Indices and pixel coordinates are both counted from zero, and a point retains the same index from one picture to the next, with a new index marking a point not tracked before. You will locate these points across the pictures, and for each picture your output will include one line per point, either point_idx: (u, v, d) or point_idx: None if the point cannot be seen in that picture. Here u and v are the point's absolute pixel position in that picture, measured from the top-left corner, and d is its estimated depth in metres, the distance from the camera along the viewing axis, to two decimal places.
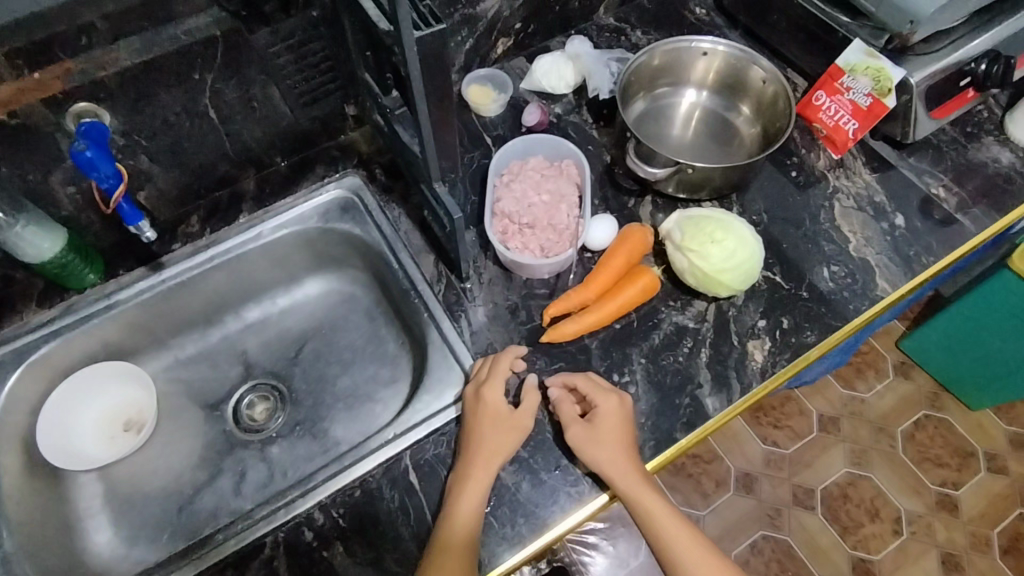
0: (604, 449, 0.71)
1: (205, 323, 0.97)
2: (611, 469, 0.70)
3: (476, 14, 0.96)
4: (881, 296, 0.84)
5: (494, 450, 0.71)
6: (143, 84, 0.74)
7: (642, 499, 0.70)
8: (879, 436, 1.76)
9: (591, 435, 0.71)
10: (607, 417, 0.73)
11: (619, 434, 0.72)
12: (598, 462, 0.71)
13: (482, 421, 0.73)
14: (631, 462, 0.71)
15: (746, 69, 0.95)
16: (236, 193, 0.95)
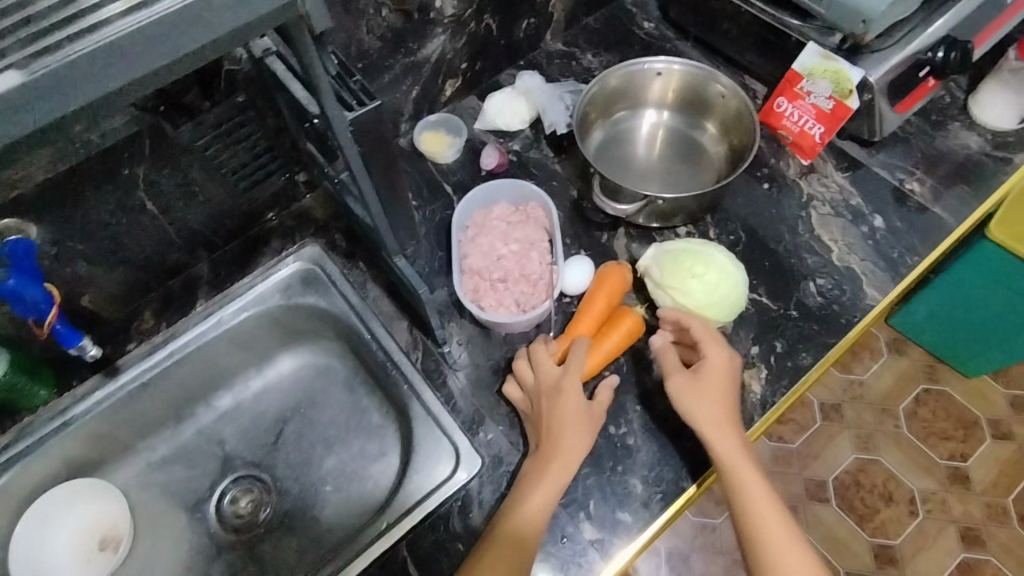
0: (705, 403, 0.68)
1: (174, 420, 0.91)
2: (712, 428, 0.67)
3: (419, 62, 0.93)
4: (871, 305, 0.81)
5: (562, 421, 0.70)
6: (69, 191, 0.69)
7: (740, 474, 0.66)
8: (882, 418, 1.74)
9: (695, 385, 0.69)
10: (711, 370, 0.70)
11: (720, 390, 0.69)
12: (693, 413, 0.68)
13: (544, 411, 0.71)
14: (732, 427, 0.68)
15: (705, 86, 0.92)
16: (191, 280, 0.90)
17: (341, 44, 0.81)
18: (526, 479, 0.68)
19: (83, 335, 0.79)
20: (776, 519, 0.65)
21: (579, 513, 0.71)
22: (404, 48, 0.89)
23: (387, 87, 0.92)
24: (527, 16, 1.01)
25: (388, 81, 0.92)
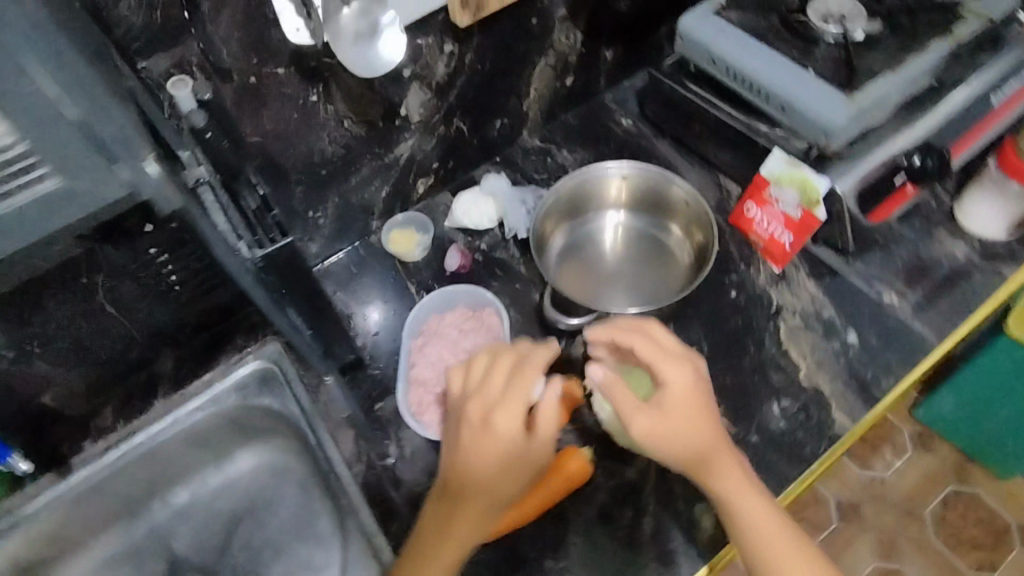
0: (686, 427, 0.63)
1: (130, 515, 0.91)
2: (699, 458, 0.63)
3: (386, 164, 0.94)
4: (838, 432, 0.76)
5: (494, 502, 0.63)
6: (25, 300, 0.71)
7: (747, 515, 0.63)
8: (904, 521, 1.60)
9: (662, 424, 0.63)
10: (674, 399, 0.64)
11: (691, 416, 0.64)
12: (667, 441, 0.62)
13: (478, 454, 0.63)
14: (729, 451, 0.65)
15: (665, 189, 0.92)
16: (154, 375, 0.91)
17: (302, 154, 0.83)
18: (436, 517, 0.64)
19: (15, 450, 0.82)
20: (779, 535, 0.63)
21: None
22: (370, 152, 0.91)
23: (354, 188, 0.93)
24: (500, 116, 1.02)
25: (355, 183, 0.93)
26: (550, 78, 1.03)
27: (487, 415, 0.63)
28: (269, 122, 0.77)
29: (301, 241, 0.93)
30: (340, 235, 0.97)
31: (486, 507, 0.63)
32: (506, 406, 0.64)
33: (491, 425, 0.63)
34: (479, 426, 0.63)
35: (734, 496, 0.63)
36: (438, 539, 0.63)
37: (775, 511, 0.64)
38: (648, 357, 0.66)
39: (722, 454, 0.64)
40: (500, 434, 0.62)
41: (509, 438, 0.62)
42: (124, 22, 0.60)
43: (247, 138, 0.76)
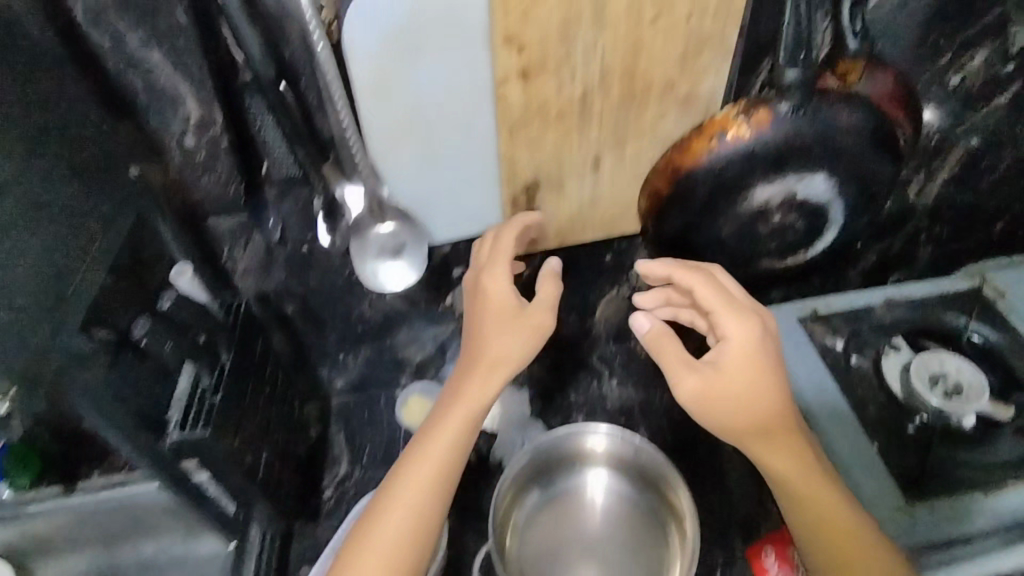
0: (738, 401, 0.58)
1: (103, 544, 1.01)
2: (782, 461, 0.59)
3: (425, 335, 0.97)
4: None
5: (492, 368, 0.62)
6: None
7: (822, 502, 0.58)
8: None
9: (716, 382, 0.58)
10: (734, 360, 0.58)
11: (752, 376, 0.58)
12: (720, 416, 0.58)
13: (482, 363, 0.63)
14: (781, 392, 0.59)
15: (661, 472, 0.81)
16: None
17: (342, 310, 0.90)
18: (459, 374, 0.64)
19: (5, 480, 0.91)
20: (830, 489, 0.59)
21: None
22: (409, 323, 0.94)
23: (388, 346, 0.98)
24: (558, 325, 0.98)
25: (391, 343, 0.97)
26: (621, 308, 0.98)
27: (486, 285, 0.66)
28: (314, 281, 0.85)
29: (328, 374, 0.99)
30: (368, 379, 1.02)
31: (498, 369, 0.62)
32: (506, 263, 0.68)
33: (496, 310, 0.65)
34: (487, 327, 0.64)
35: (798, 483, 0.58)
36: (443, 409, 0.63)
37: (818, 466, 0.59)
38: (715, 308, 0.61)
39: (788, 434, 0.59)
40: (497, 305, 0.65)
41: (515, 350, 0.62)
42: (202, 191, 0.71)
43: (292, 288, 0.84)
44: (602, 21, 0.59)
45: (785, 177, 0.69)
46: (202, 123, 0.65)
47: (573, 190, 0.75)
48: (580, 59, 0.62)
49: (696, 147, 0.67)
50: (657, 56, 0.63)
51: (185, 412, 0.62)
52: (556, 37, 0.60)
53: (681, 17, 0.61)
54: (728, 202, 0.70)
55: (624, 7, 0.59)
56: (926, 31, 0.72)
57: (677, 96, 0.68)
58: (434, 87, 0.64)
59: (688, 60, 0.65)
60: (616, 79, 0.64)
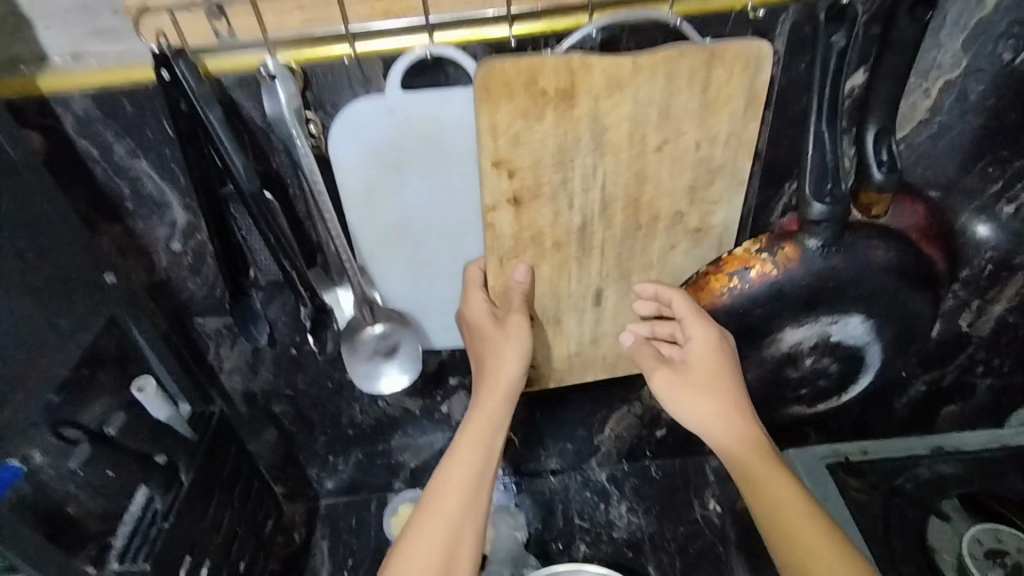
0: (701, 401, 0.59)
1: None
2: (726, 433, 0.58)
3: (420, 442, 0.91)
4: None
5: (496, 383, 0.60)
6: None
7: (761, 474, 0.56)
8: None
9: (682, 377, 0.61)
10: (700, 358, 0.60)
11: (717, 365, 0.59)
12: (688, 413, 0.60)
13: (488, 381, 0.60)
14: (731, 385, 0.59)
15: None
16: None
17: (331, 413, 0.85)
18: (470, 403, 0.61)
19: None
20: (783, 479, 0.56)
21: None
22: (404, 429, 0.89)
23: (380, 450, 0.91)
24: (563, 441, 0.90)
25: (383, 448, 0.91)
26: (633, 425, 0.89)
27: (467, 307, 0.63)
28: (302, 382, 0.81)
29: (317, 475, 0.94)
30: (359, 482, 0.96)
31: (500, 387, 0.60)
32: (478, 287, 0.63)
33: (494, 334, 0.61)
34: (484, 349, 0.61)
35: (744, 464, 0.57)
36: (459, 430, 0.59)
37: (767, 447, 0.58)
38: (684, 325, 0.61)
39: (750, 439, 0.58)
40: (478, 322, 0.62)
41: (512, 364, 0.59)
42: (187, 292, 0.69)
43: (279, 388, 0.81)
44: (601, 147, 0.54)
45: (818, 320, 0.65)
46: (188, 229, 0.65)
47: (573, 326, 0.67)
48: (580, 185, 0.56)
49: (713, 287, 0.63)
50: (664, 186, 0.58)
51: (131, 540, 0.58)
52: (552, 164, 0.55)
53: (689, 144, 0.56)
54: (755, 343, 0.67)
55: (625, 134, 0.54)
56: (979, 153, 0.64)
57: (687, 228, 0.61)
58: (427, 204, 0.62)
59: (697, 192, 0.59)
60: (620, 209, 0.59)
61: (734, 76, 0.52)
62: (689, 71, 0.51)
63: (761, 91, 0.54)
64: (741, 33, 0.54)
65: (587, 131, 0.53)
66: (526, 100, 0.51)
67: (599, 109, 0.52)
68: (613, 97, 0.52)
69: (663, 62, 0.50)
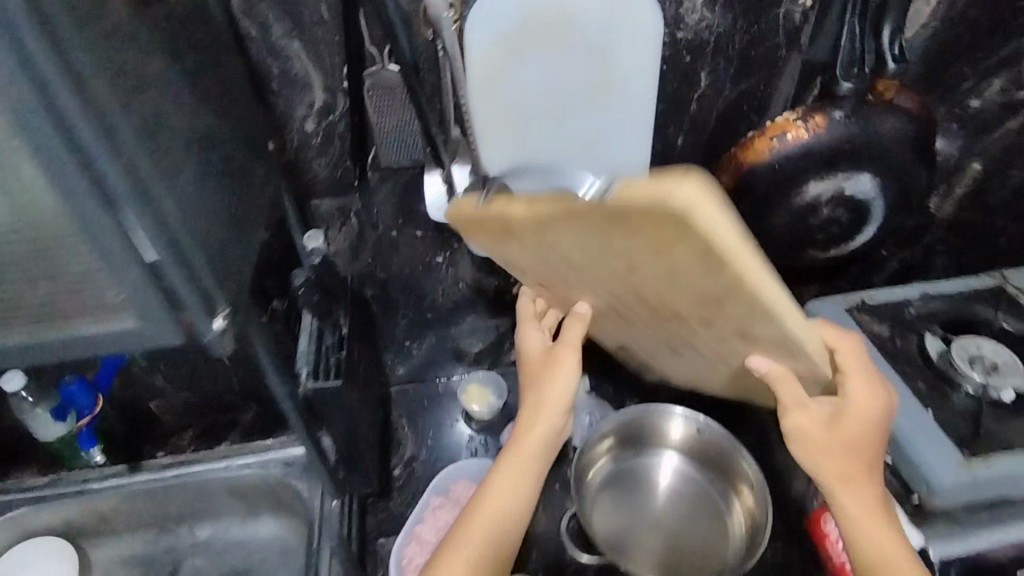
0: (830, 459, 0.60)
1: (160, 528, 1.03)
2: (833, 472, 0.61)
3: (490, 325, 1.03)
4: None
5: (535, 417, 0.66)
6: (177, 379, 0.99)
7: (854, 515, 0.60)
8: None
9: (829, 424, 0.60)
10: (856, 410, 0.61)
11: (863, 433, 0.61)
12: (811, 464, 0.61)
13: (523, 429, 0.67)
14: (858, 463, 0.60)
15: (727, 454, 0.85)
16: (233, 421, 1.05)
17: (415, 296, 0.95)
18: (509, 445, 0.67)
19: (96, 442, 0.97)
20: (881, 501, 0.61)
21: None
22: (477, 312, 1.00)
23: (451, 334, 1.03)
24: None
25: (453, 332, 1.02)
26: None
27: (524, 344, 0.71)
28: (395, 265, 0.90)
29: (392, 361, 1.04)
30: (427, 368, 1.07)
31: (533, 444, 0.66)
32: (534, 326, 0.72)
33: (541, 362, 0.68)
34: (534, 377, 0.69)
35: (856, 518, 0.60)
36: (498, 464, 0.66)
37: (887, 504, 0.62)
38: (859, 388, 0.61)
39: (866, 469, 0.61)
40: (536, 365, 0.69)
41: (566, 385, 0.66)
42: (312, 173, 0.79)
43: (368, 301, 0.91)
44: (575, 261, 0.58)
45: (836, 175, 0.80)
46: (325, 109, 0.73)
47: (676, 366, 0.76)
48: (591, 277, 0.60)
49: (759, 147, 0.79)
50: (674, 300, 0.56)
51: (316, 362, 0.76)
52: (556, 262, 0.60)
53: (652, 275, 0.54)
54: (785, 194, 0.81)
55: (584, 258, 0.56)
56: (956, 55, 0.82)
57: (731, 333, 0.58)
58: (537, 84, 0.73)
59: (715, 311, 0.55)
60: (640, 304, 0.61)
61: (661, 230, 0.47)
62: (690, 261, 0.48)
63: (716, 247, 0.45)
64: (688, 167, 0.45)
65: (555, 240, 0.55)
66: (493, 234, 0.60)
67: (545, 236, 0.55)
68: (551, 230, 0.54)
69: (540, 212, 0.52)
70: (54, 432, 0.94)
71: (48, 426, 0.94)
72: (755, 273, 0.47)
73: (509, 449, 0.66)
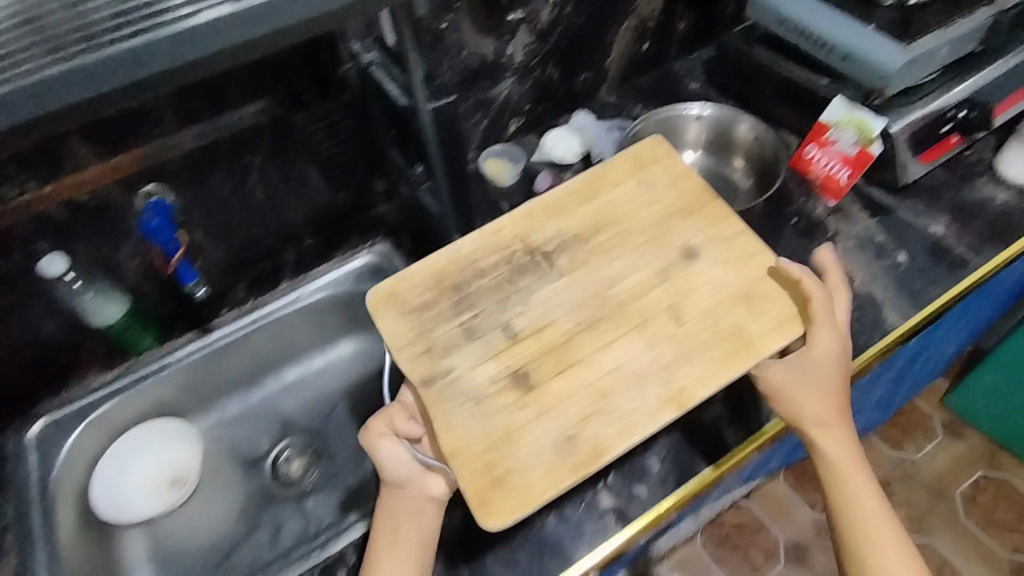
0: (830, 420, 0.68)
1: (248, 384, 1.03)
2: (825, 434, 0.68)
3: (491, 98, 1.08)
4: (891, 328, 0.88)
5: (394, 540, 0.64)
6: (217, 227, 0.93)
7: (851, 480, 0.67)
8: (936, 500, 1.62)
9: (819, 399, 0.68)
10: (840, 431, 0.68)
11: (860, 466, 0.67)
12: (806, 412, 0.68)
13: (405, 504, 0.65)
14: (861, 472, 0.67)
15: (732, 129, 1.00)
16: (279, 264, 1.04)
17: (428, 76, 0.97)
18: (382, 522, 0.66)
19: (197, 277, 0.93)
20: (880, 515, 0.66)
21: (598, 482, 0.78)
22: (481, 84, 1.05)
23: (460, 116, 1.07)
24: (586, 69, 1.15)
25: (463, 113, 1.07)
26: (631, 39, 1.16)
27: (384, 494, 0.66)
28: None
29: None
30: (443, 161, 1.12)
31: (419, 508, 0.65)
32: (409, 467, 0.64)
33: (410, 475, 0.64)
34: (392, 486, 0.65)
35: (862, 500, 0.67)
36: (386, 524, 0.65)
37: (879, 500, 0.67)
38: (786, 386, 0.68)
39: (857, 466, 0.68)
40: (410, 494, 0.65)
41: (430, 522, 0.65)
42: None
43: (449, 106, 1.01)
44: (479, 414, 0.61)
45: None
46: None
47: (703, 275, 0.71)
48: (521, 311, 0.67)
49: None
50: (557, 409, 0.61)
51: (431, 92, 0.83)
52: (494, 309, 0.67)
53: (525, 468, 0.59)
54: None
55: (490, 433, 0.60)
56: None
57: (635, 389, 0.62)
58: None
59: (582, 433, 0.60)
60: (575, 436, 0.60)
61: (508, 491, 0.58)
62: (574, 400, 0.62)
63: (540, 480, 0.58)
64: (500, 485, 0.58)
65: (472, 350, 0.65)
66: (413, 319, 0.66)
67: (451, 404, 0.62)
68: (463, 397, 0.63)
69: (436, 413, 0.62)
70: (114, 311, 0.90)
71: (108, 308, 0.89)
72: (582, 465, 0.59)
73: (389, 496, 0.66)
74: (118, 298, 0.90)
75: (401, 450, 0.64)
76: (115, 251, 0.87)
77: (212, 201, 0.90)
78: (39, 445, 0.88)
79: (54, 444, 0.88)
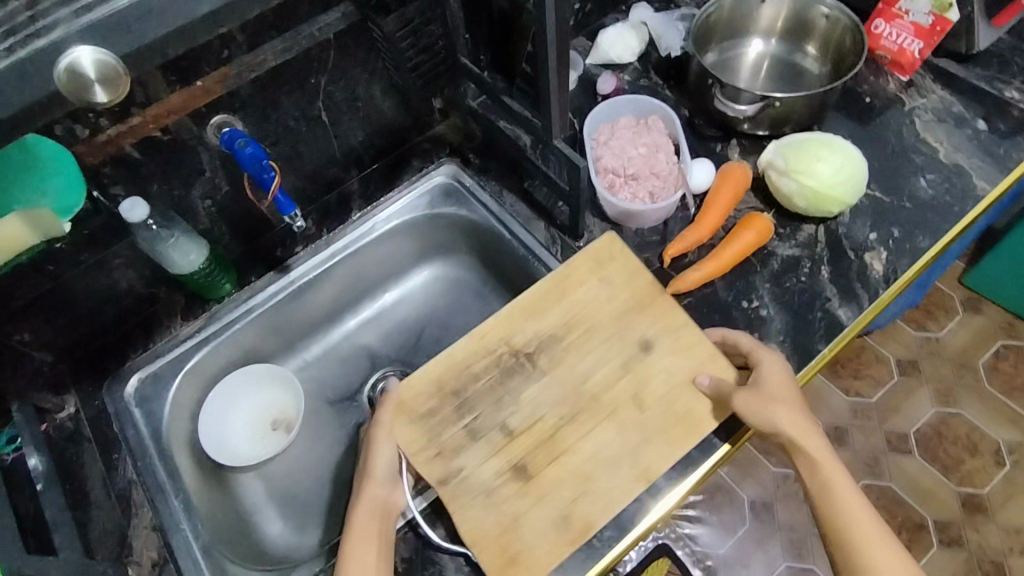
0: (779, 408, 0.65)
1: (330, 322, 1.00)
2: (786, 429, 0.65)
3: None
4: (982, 195, 0.89)
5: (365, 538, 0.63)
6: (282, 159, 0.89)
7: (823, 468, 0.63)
8: (961, 372, 1.65)
9: (763, 399, 0.66)
10: (793, 426, 0.65)
11: (833, 468, 0.63)
12: (769, 424, 0.65)
13: (372, 489, 0.65)
14: (839, 472, 0.63)
15: (809, 11, 0.96)
16: (344, 194, 1.00)
17: None
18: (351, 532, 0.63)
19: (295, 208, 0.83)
20: (861, 510, 0.61)
21: None
22: None
23: None
24: None
25: None
26: None
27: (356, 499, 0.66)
28: None
29: None
30: None
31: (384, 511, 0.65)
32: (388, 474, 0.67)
33: (382, 476, 0.67)
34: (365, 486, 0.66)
35: (839, 501, 0.62)
36: (354, 525, 0.64)
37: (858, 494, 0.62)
38: (743, 406, 0.66)
39: (827, 457, 0.64)
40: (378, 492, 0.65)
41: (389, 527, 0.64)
42: None
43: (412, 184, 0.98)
44: (487, 496, 0.66)
45: None
46: None
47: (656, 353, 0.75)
48: (514, 410, 0.70)
49: None
50: (546, 495, 0.65)
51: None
52: (489, 410, 0.70)
53: (528, 542, 0.63)
54: None
55: (490, 514, 0.65)
56: None
57: (607, 454, 0.67)
58: None
59: (576, 500, 0.65)
60: (558, 501, 0.65)
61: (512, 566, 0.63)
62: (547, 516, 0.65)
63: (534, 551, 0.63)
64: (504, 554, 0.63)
65: (478, 450, 0.68)
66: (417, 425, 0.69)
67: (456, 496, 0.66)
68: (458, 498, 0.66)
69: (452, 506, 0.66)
70: (198, 257, 0.83)
71: (189, 255, 0.83)
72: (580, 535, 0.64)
73: (360, 495, 0.66)
74: (199, 246, 0.83)
75: (393, 450, 0.68)
76: (189, 191, 0.82)
77: (279, 129, 0.84)
78: (137, 400, 0.85)
79: (153, 397, 0.86)
